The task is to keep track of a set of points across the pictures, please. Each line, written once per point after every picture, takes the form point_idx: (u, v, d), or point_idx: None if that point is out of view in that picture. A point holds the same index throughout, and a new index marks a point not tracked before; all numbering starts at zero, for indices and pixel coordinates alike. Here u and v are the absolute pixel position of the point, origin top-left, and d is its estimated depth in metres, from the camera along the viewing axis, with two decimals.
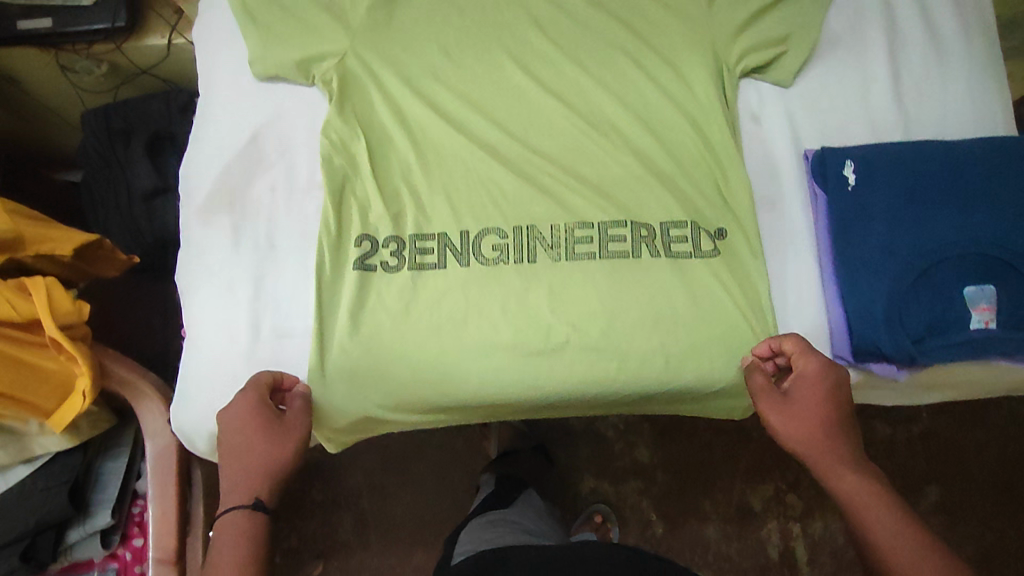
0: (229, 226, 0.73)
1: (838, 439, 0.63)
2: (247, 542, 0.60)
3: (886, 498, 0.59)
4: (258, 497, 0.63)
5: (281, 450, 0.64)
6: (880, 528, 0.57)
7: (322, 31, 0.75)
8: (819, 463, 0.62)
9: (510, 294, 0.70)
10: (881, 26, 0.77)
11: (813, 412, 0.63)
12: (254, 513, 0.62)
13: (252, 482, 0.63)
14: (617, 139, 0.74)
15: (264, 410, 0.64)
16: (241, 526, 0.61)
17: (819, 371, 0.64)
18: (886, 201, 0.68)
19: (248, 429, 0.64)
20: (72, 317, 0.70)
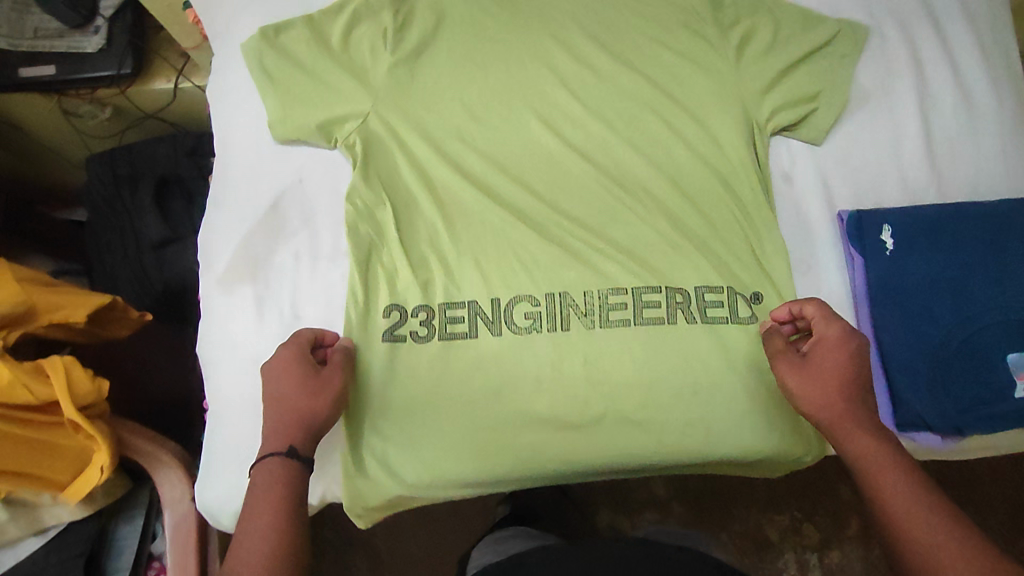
0: (251, 296, 0.71)
1: (856, 403, 0.60)
2: (279, 490, 0.57)
3: (903, 465, 0.56)
4: (293, 446, 0.60)
5: (318, 401, 0.62)
6: (894, 493, 0.55)
7: (344, 94, 0.73)
8: (834, 425, 0.60)
9: (545, 364, 0.68)
10: (910, 81, 0.76)
11: (832, 374, 0.61)
12: (288, 461, 0.59)
13: (287, 431, 0.60)
14: (647, 200, 0.73)
15: (302, 361, 0.63)
16: (274, 472, 0.58)
17: (841, 336, 0.63)
18: (923, 268, 0.69)
19: (285, 381, 0.62)
20: (92, 396, 0.67)
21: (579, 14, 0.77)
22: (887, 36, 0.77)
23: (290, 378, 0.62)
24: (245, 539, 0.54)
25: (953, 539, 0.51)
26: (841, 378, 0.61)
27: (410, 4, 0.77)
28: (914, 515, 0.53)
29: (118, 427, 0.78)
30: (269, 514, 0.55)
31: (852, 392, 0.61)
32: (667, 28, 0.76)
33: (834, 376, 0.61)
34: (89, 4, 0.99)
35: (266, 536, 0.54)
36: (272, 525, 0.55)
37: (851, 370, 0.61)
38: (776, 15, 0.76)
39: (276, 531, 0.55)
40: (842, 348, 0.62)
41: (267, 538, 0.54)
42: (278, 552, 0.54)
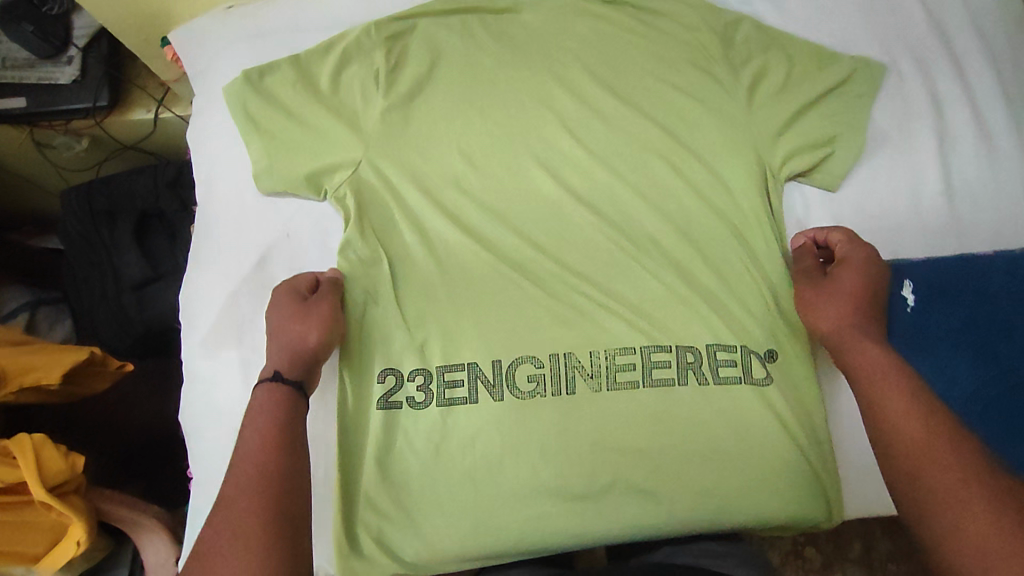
0: (237, 360, 0.67)
1: (869, 321, 0.60)
2: (266, 419, 0.57)
3: (906, 374, 0.55)
4: (279, 373, 0.60)
5: (303, 326, 0.62)
6: (893, 395, 0.53)
7: (334, 141, 0.68)
8: (842, 336, 0.60)
9: (550, 431, 0.64)
10: (930, 122, 0.72)
11: (850, 290, 0.62)
12: (274, 387, 0.59)
13: (275, 358, 0.61)
14: (657, 253, 0.68)
15: (292, 296, 0.64)
16: (260, 402, 0.59)
17: (864, 258, 0.63)
18: (942, 327, 0.65)
19: (276, 314, 0.64)
20: (65, 475, 0.63)
21: (583, 53, 0.73)
22: (905, 75, 0.74)
23: (278, 313, 0.63)
24: (235, 466, 0.55)
25: (944, 435, 0.49)
26: (861, 296, 0.61)
27: (404, 42, 0.72)
28: (905, 412, 0.52)
29: (95, 496, 0.72)
30: (256, 442, 0.56)
31: (868, 311, 0.61)
32: (675, 66, 0.72)
33: (854, 292, 0.62)
34: (62, 33, 0.93)
35: (254, 459, 0.55)
36: (259, 451, 0.55)
37: (870, 291, 0.62)
38: (789, 53, 0.72)
39: (263, 455, 0.55)
40: (866, 271, 0.63)
41: (252, 462, 0.54)
42: (264, 475, 0.54)
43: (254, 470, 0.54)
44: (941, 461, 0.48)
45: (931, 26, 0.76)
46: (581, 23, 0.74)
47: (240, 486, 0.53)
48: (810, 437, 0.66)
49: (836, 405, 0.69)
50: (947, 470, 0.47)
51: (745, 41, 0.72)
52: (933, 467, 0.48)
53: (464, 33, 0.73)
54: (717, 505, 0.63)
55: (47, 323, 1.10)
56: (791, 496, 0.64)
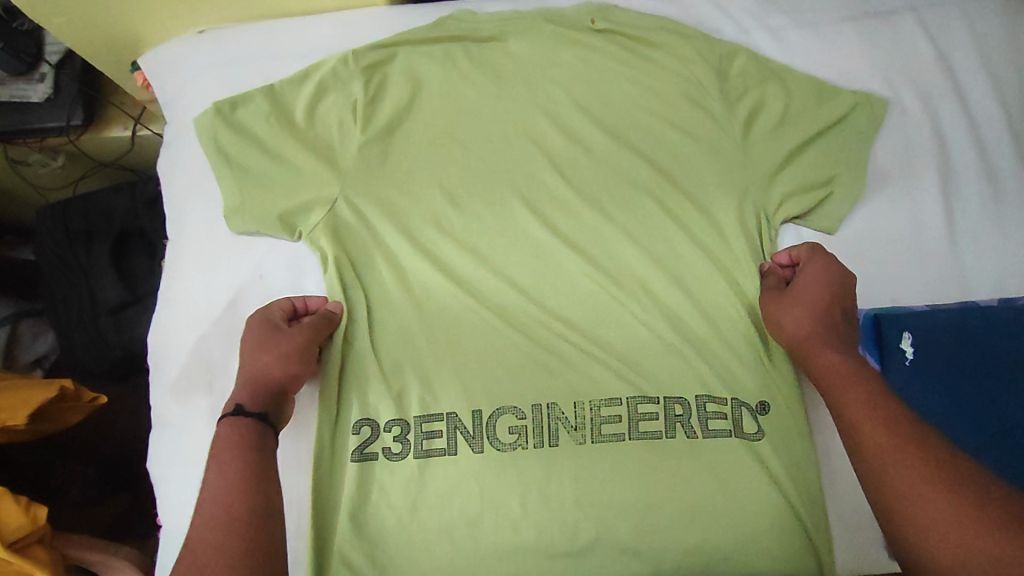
0: (207, 409, 0.64)
1: (830, 330, 0.58)
2: (231, 455, 0.52)
3: (866, 377, 0.52)
4: (240, 405, 0.55)
5: (271, 357, 0.59)
6: (853, 398, 0.51)
7: (309, 178, 0.65)
8: (804, 348, 0.57)
9: (533, 485, 0.61)
10: (932, 161, 0.70)
11: (811, 301, 0.59)
12: (238, 421, 0.54)
13: (241, 388, 0.57)
14: (645, 298, 0.65)
15: (262, 326, 0.61)
16: (222, 438, 0.53)
17: (826, 269, 0.61)
18: (943, 381, 0.62)
19: (247, 344, 0.60)
20: (25, 529, 0.61)
21: (572, 85, 0.70)
22: (908, 110, 0.71)
23: (247, 344, 0.61)
24: (200, 513, 0.49)
25: (908, 436, 0.46)
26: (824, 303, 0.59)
27: (383, 72, 0.69)
28: (870, 416, 0.49)
29: (61, 541, 0.70)
30: (223, 481, 0.50)
31: (833, 317, 0.59)
32: (667, 101, 0.69)
33: (816, 300, 0.59)
34: (34, 49, 0.89)
35: (224, 500, 0.49)
36: (226, 492, 0.50)
37: (835, 297, 0.60)
38: (786, 87, 0.69)
39: (232, 494, 0.50)
40: (827, 277, 0.61)
41: (220, 505, 0.49)
42: (234, 517, 0.48)
43: (223, 512, 0.49)
44: (908, 464, 0.44)
45: (936, 59, 0.73)
46: (570, 53, 0.71)
47: (208, 527, 0.48)
48: (808, 495, 0.62)
49: (836, 462, 0.65)
50: (911, 473, 0.44)
51: (740, 75, 0.70)
52: (896, 469, 0.45)
53: (448, 64, 0.70)
54: (708, 567, 0.60)
55: (30, 337, 1.03)
56: (787, 558, 0.60)
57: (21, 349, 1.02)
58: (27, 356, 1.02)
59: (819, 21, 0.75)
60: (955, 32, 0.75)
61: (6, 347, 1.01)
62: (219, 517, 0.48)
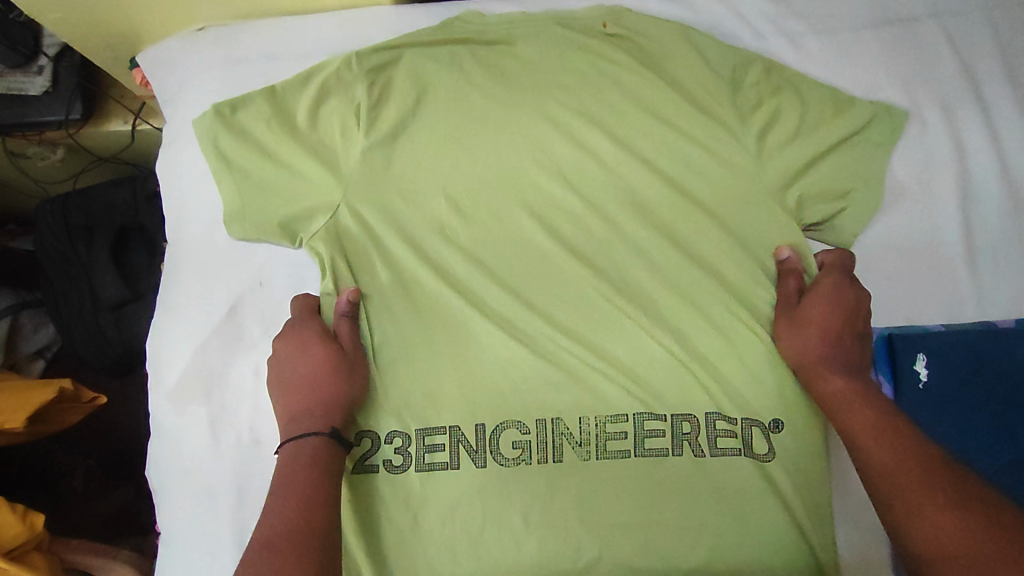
0: (207, 417, 0.64)
1: (837, 350, 0.59)
2: (330, 474, 0.53)
3: (874, 401, 0.54)
4: (335, 427, 0.56)
5: (353, 379, 0.60)
6: (859, 423, 0.52)
7: (310, 182, 0.63)
8: (810, 368, 0.59)
9: (537, 500, 0.59)
10: (950, 175, 0.68)
11: (820, 318, 0.60)
12: (335, 446, 0.55)
13: (326, 409, 0.57)
14: (652, 311, 0.64)
15: (330, 343, 0.60)
16: (314, 458, 0.54)
17: (836, 285, 0.62)
18: (958, 405, 0.60)
19: (319, 360, 0.59)
20: (23, 536, 0.62)
21: (582, 91, 0.68)
22: (928, 121, 0.70)
23: (319, 362, 0.59)
24: (294, 525, 0.49)
25: (913, 457, 0.48)
26: (835, 323, 0.60)
27: (388, 74, 0.67)
28: (875, 438, 0.50)
29: (59, 547, 0.69)
30: (311, 493, 0.51)
31: (843, 337, 0.60)
32: (680, 107, 0.67)
33: (827, 319, 0.60)
34: (32, 41, 0.88)
35: (306, 511, 0.50)
36: (312, 503, 0.51)
37: (847, 314, 0.60)
38: (803, 96, 0.67)
39: (314, 507, 0.50)
40: (840, 294, 0.61)
41: (304, 516, 0.50)
42: (318, 528, 0.49)
43: (325, 527, 0.50)
44: (908, 487, 0.46)
45: (960, 69, 0.71)
46: (580, 58, 0.69)
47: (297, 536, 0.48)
48: (816, 515, 0.60)
49: (844, 482, 0.64)
50: (915, 492, 0.45)
51: (755, 83, 0.68)
52: (902, 490, 0.46)
53: (455, 67, 0.68)
54: None
55: (30, 329, 1.01)
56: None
57: (22, 340, 1.00)
58: (29, 347, 1.01)
59: (838, 27, 0.73)
60: (979, 40, 0.73)
61: (8, 339, 0.99)
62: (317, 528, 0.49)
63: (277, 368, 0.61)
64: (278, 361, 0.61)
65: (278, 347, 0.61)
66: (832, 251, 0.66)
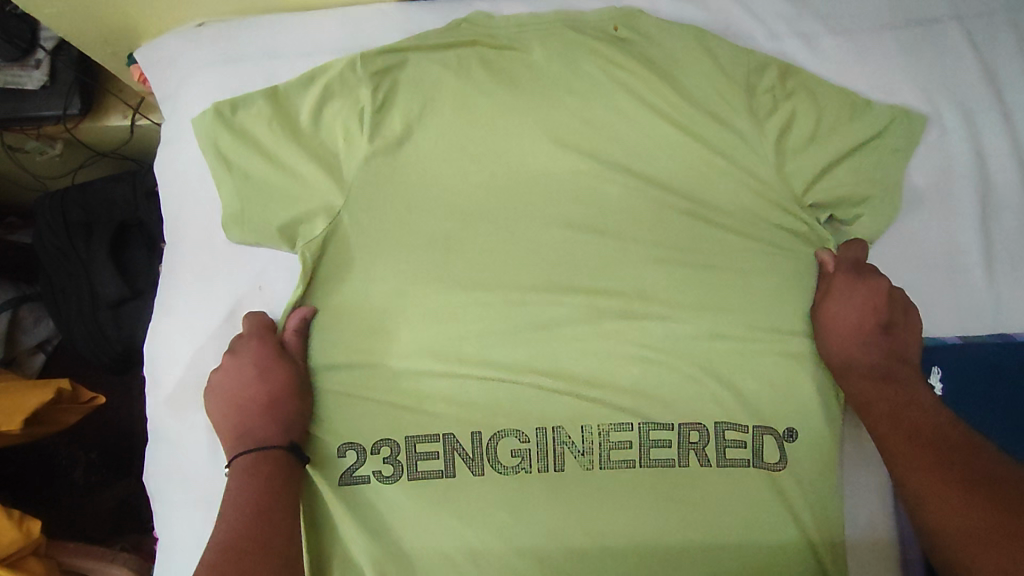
0: (204, 422, 0.63)
1: (870, 353, 0.60)
2: (287, 485, 0.55)
3: (912, 407, 0.55)
4: (294, 441, 0.58)
5: (303, 394, 0.60)
6: (899, 432, 0.54)
7: (311, 183, 0.62)
8: (846, 371, 0.60)
9: (539, 510, 0.57)
10: (969, 182, 0.67)
11: (853, 320, 0.60)
12: (289, 457, 0.57)
13: (284, 425, 0.58)
14: (660, 319, 0.62)
15: (288, 360, 0.61)
16: (275, 471, 0.56)
17: (869, 285, 0.61)
18: (970, 419, 0.60)
19: (272, 376, 0.59)
20: (19, 542, 0.61)
21: (591, 95, 0.67)
22: (948, 128, 0.68)
23: (276, 378, 0.59)
24: (263, 539, 0.51)
25: (957, 469, 0.49)
26: (856, 324, 0.60)
27: (392, 76, 0.65)
28: (916, 446, 0.52)
29: (56, 551, 0.68)
30: (269, 504, 0.53)
31: (866, 337, 0.60)
32: (691, 110, 0.65)
33: (848, 322, 0.60)
34: (29, 35, 0.86)
35: (260, 520, 0.52)
36: (267, 516, 0.53)
37: (866, 313, 0.61)
38: (818, 100, 0.66)
39: (269, 517, 0.53)
40: (856, 293, 0.61)
41: (260, 524, 0.52)
42: (274, 540, 0.52)
43: (291, 539, 0.53)
44: (954, 502, 0.48)
45: (983, 75, 0.69)
46: (590, 61, 0.67)
47: (262, 544, 0.51)
48: (825, 527, 0.59)
49: (855, 495, 0.62)
50: (961, 507, 0.47)
51: (770, 88, 0.66)
52: (947, 505, 0.48)
53: (461, 70, 0.66)
54: None
55: (30, 322, 1.00)
56: None
57: (22, 334, 0.99)
58: (30, 341, 0.99)
59: (857, 28, 0.71)
60: (1002, 43, 0.70)
61: (7, 333, 0.98)
62: (274, 540, 0.52)
63: (226, 382, 0.61)
64: (227, 376, 0.61)
65: (228, 360, 0.61)
66: (843, 246, 0.64)
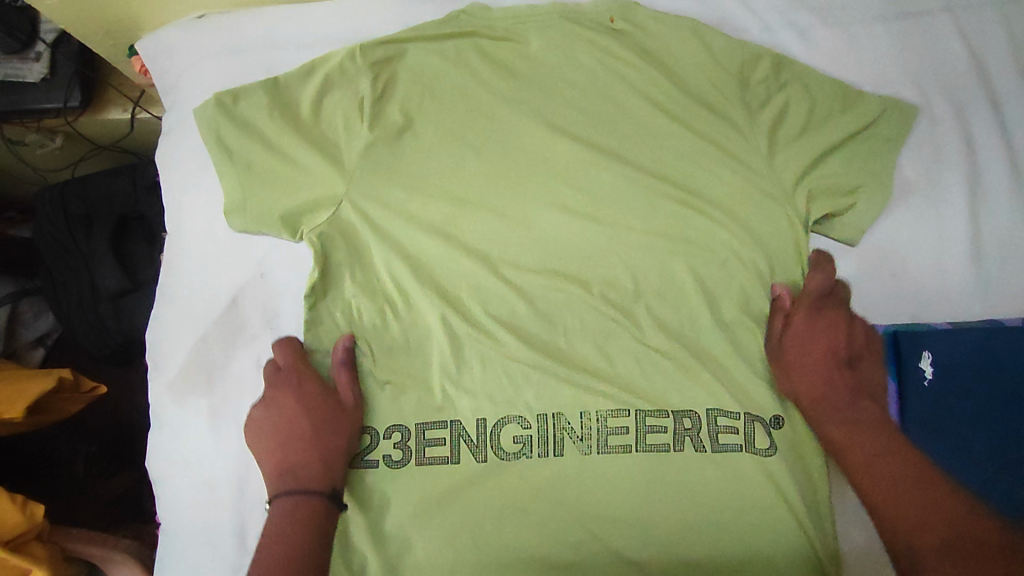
0: (206, 409, 0.64)
1: (831, 389, 0.59)
2: (323, 536, 0.53)
3: (878, 436, 0.54)
4: (335, 486, 0.56)
5: (349, 434, 0.59)
6: (862, 461, 0.53)
7: (312, 173, 0.63)
8: (806, 408, 0.59)
9: (537, 493, 0.59)
10: (960, 172, 0.68)
11: (810, 356, 0.60)
12: (328, 505, 0.54)
13: (327, 466, 0.57)
14: (654, 307, 0.64)
15: (335, 397, 0.60)
16: (313, 518, 0.53)
17: (822, 322, 0.62)
18: (962, 403, 0.61)
19: (315, 416, 0.59)
20: (22, 525, 0.62)
21: (588, 86, 0.67)
22: (938, 118, 0.69)
23: (318, 415, 0.59)
24: None
25: (923, 488, 0.48)
26: (822, 356, 0.61)
27: (392, 68, 0.66)
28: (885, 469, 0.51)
29: (59, 537, 0.68)
30: (298, 559, 0.50)
31: (823, 372, 0.60)
32: (685, 102, 0.67)
33: (804, 359, 0.60)
34: (28, 27, 0.86)
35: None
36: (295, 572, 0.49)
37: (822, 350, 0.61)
38: (811, 91, 0.67)
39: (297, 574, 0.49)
40: (811, 329, 0.61)
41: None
42: None
43: None
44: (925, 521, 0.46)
45: (973, 67, 0.70)
46: (587, 53, 0.68)
47: None
48: (817, 510, 0.60)
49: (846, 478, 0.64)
50: (929, 526, 0.46)
51: (764, 80, 0.67)
52: (916, 524, 0.46)
53: (459, 62, 0.67)
54: None
55: (30, 316, 1.00)
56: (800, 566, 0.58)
57: (22, 328, 0.99)
58: (29, 335, 1.00)
59: (849, 21, 0.72)
60: (992, 35, 0.72)
61: (7, 327, 0.98)
62: None
63: (269, 416, 0.60)
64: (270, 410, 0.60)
65: (274, 395, 0.60)
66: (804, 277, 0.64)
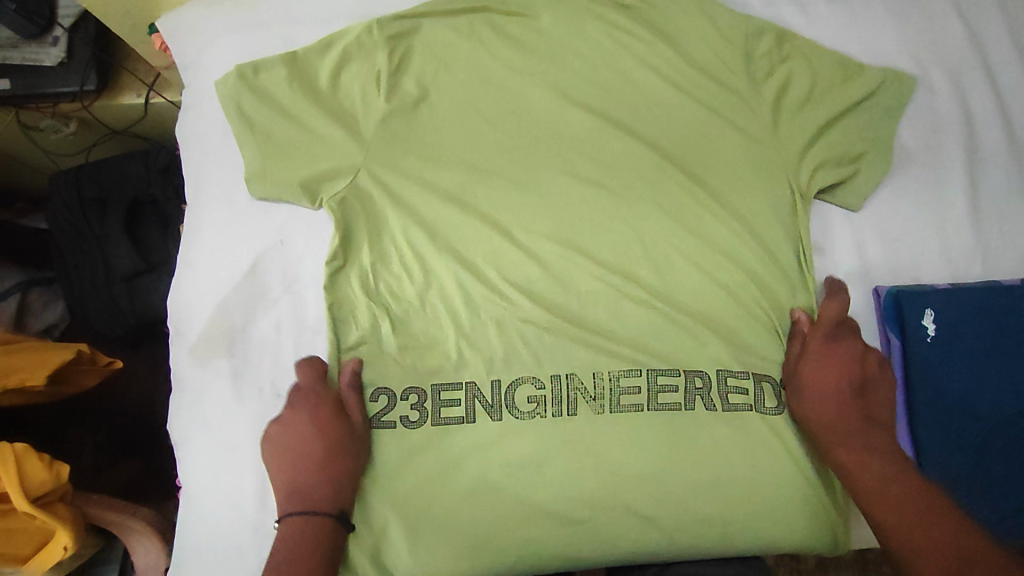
0: (227, 372, 0.65)
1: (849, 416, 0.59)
2: (330, 556, 0.55)
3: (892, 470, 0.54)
4: (343, 508, 0.57)
5: (359, 455, 0.59)
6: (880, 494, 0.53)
7: (332, 143, 0.65)
8: (821, 434, 0.59)
9: (553, 450, 0.60)
10: (959, 141, 0.70)
11: (830, 380, 0.60)
12: (335, 527, 0.56)
13: (337, 487, 0.58)
14: (663, 271, 0.65)
15: (343, 419, 0.60)
16: (320, 539, 0.55)
17: (845, 347, 0.62)
18: (962, 359, 0.63)
19: (322, 440, 0.58)
20: (48, 483, 0.63)
21: (597, 59, 0.70)
22: (937, 90, 0.71)
23: (330, 437, 0.59)
24: None
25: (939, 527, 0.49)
26: (835, 382, 0.60)
27: (408, 42, 0.68)
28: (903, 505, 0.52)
29: (81, 501, 0.70)
30: None
31: (841, 398, 0.59)
32: (692, 75, 0.69)
33: (825, 383, 0.60)
34: (47, 11, 0.88)
35: None
36: None
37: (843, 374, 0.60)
38: (813, 63, 0.69)
39: None
40: (833, 354, 0.61)
41: None
42: None
43: None
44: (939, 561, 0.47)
45: (970, 41, 0.73)
46: (596, 28, 0.70)
47: None
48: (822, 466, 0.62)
49: None
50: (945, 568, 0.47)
51: (767, 52, 0.69)
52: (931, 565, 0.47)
53: (473, 37, 0.69)
54: (724, 534, 0.59)
55: (38, 306, 1.01)
56: (807, 518, 0.60)
57: (30, 318, 1.01)
58: (37, 325, 1.01)
59: None
60: (988, 11, 0.74)
61: (17, 316, 0.99)
62: None
63: (281, 435, 0.59)
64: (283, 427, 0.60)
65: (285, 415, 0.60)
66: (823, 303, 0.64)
